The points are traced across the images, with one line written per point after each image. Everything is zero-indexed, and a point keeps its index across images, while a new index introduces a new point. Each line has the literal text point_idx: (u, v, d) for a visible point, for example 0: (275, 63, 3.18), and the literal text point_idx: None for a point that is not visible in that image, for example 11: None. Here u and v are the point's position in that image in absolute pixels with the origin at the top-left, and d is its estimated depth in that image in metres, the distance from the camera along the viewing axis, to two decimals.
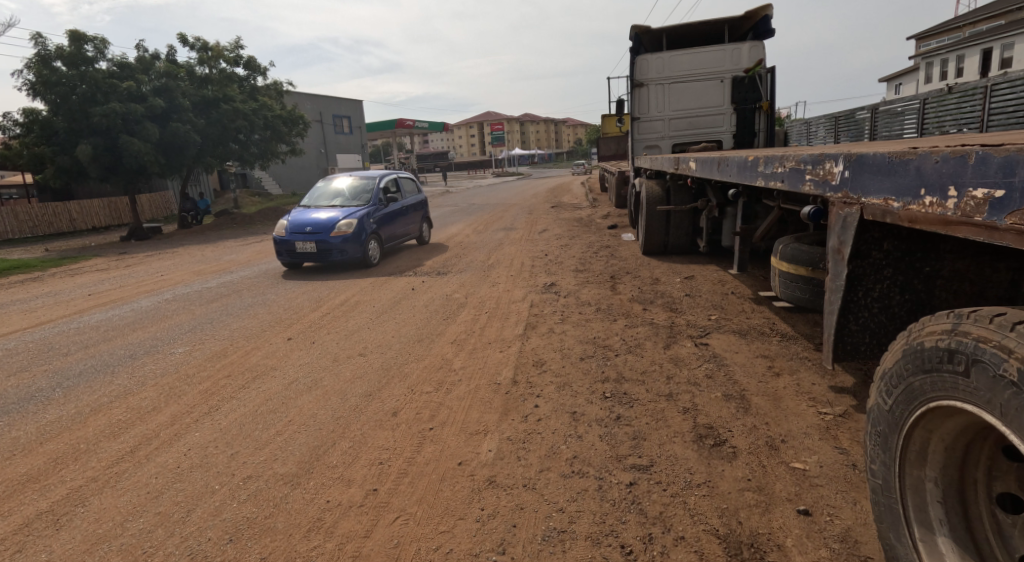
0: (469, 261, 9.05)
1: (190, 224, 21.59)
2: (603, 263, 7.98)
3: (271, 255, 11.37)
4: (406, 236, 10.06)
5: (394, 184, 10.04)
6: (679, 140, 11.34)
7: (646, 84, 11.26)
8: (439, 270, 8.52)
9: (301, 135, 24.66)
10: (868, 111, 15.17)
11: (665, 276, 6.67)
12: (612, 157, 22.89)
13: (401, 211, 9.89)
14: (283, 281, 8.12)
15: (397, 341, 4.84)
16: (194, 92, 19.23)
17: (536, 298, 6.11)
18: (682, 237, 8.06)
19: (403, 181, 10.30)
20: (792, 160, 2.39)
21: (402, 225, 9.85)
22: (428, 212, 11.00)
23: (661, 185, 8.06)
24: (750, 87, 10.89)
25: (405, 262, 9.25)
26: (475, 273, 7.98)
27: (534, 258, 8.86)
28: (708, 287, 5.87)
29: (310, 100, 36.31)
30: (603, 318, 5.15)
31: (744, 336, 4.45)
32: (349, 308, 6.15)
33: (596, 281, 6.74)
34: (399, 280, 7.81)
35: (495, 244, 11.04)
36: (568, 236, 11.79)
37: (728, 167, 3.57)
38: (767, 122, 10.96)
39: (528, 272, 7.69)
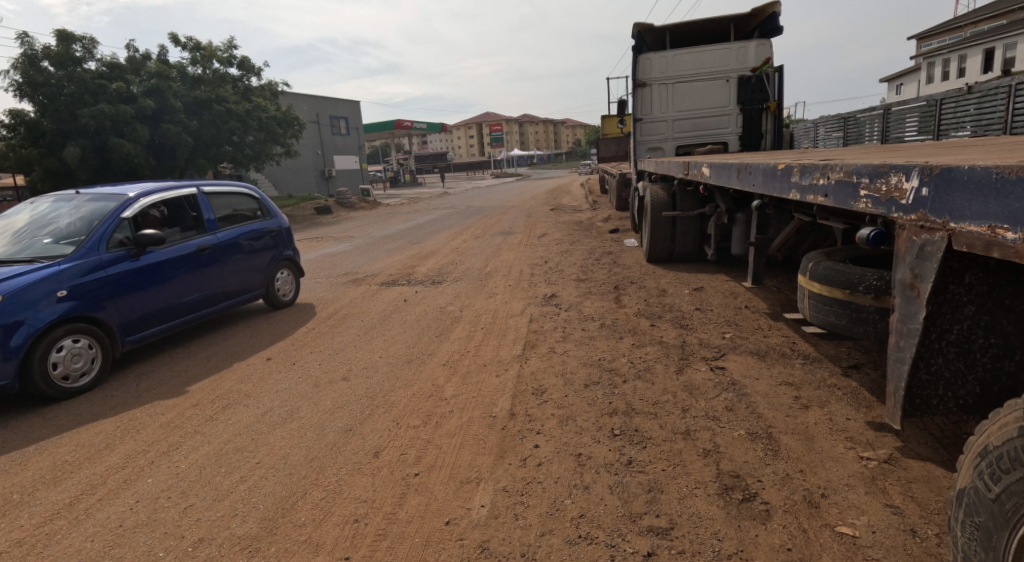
0: (466, 269, 8.68)
1: None
2: (606, 272, 7.61)
3: None
4: (223, 304, 5.35)
5: (200, 203, 5.35)
6: (683, 141, 10.98)
7: (649, 84, 10.91)
8: (433, 279, 8.16)
9: (296, 137, 24.30)
10: (880, 110, 14.68)
11: (672, 287, 6.30)
12: (612, 158, 22.54)
13: (202, 256, 5.11)
14: None
15: (386, 362, 4.46)
16: (186, 93, 18.86)
17: (536, 311, 5.74)
18: (688, 244, 7.68)
19: (212, 200, 5.50)
20: (841, 173, 2.04)
21: (192, 283, 5.00)
22: (291, 251, 6.27)
23: (666, 189, 7.71)
24: (757, 86, 10.54)
25: (399, 270, 8.88)
26: (471, 282, 7.60)
27: (533, 265, 8.50)
28: (719, 300, 5.51)
29: (306, 101, 35.94)
30: (608, 336, 4.78)
31: (763, 358, 4.08)
32: (336, 322, 5.77)
33: (600, 293, 6.37)
34: (392, 290, 7.44)
35: (493, 250, 10.67)
36: (568, 241, 11.43)
37: (752, 176, 3.23)
38: (774, 123, 10.60)
39: (527, 281, 7.32)
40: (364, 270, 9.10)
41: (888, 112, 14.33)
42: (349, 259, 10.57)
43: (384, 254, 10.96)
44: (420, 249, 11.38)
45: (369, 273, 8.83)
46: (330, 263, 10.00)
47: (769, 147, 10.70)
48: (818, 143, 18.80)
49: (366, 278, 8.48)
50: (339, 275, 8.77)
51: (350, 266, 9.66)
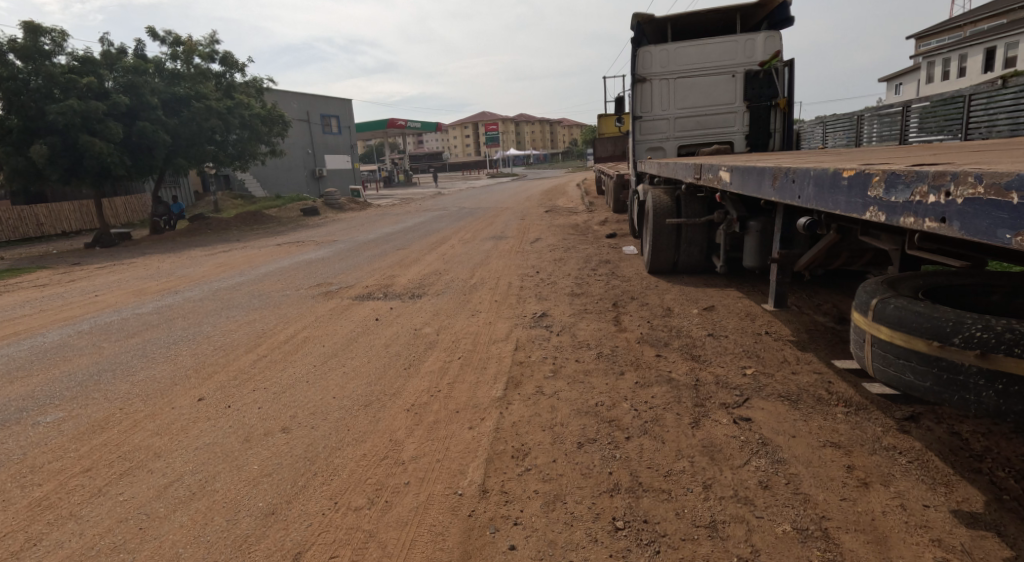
0: (449, 280, 7.94)
1: (162, 229, 20.39)
2: (604, 286, 6.87)
3: (232, 268, 10.22)
4: None
5: None
6: (685, 141, 10.26)
7: (650, 79, 10.18)
8: (413, 291, 7.44)
9: (282, 136, 23.50)
10: (900, 107, 13.71)
11: (679, 306, 5.58)
12: (609, 158, 21.83)
13: None
14: (232, 304, 6.99)
15: (339, 405, 3.71)
16: (164, 89, 18.10)
17: (523, 335, 5.01)
18: (695, 254, 6.94)
19: None
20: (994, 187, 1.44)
21: None
22: None
23: (671, 195, 7.00)
24: (765, 82, 9.83)
25: (377, 281, 8.14)
26: (454, 296, 6.86)
27: (524, 276, 7.77)
28: (735, 324, 4.78)
29: (296, 98, 35.11)
30: (607, 372, 4.04)
31: (795, 404, 3.34)
32: (294, 347, 5.02)
33: (596, 312, 5.64)
34: (364, 306, 6.70)
35: (482, 257, 9.96)
36: (562, 247, 10.73)
37: (795, 183, 2.54)
38: (783, 121, 9.88)
39: (517, 296, 6.58)
40: (339, 281, 8.37)
41: (908, 109, 13.36)
42: (325, 267, 9.83)
43: (365, 261, 10.23)
44: (404, 255, 10.66)
45: (344, 284, 8.10)
46: (304, 272, 9.25)
47: (778, 147, 9.99)
48: (824, 144, 18.11)
49: (340, 290, 7.75)
50: (310, 287, 8.02)
51: (326, 275, 8.91)
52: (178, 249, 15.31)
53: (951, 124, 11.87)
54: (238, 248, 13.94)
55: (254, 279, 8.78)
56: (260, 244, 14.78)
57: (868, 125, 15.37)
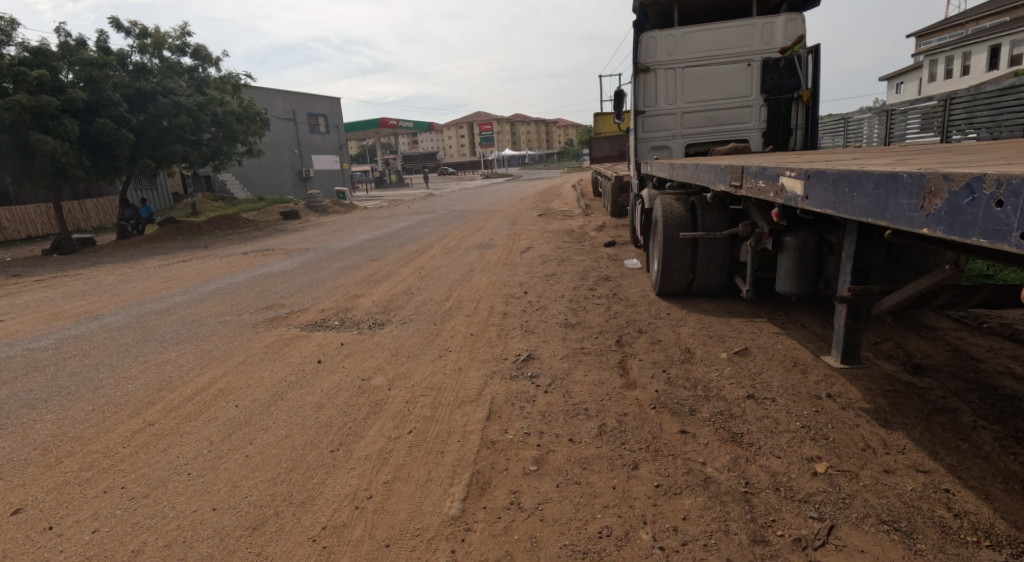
0: (420, 303, 6.75)
1: (129, 234, 19.12)
2: (605, 315, 5.69)
3: (180, 284, 8.99)
4: None
5: None
6: (694, 139, 9.08)
7: (654, 69, 9.04)
8: (376, 317, 6.25)
9: (260, 135, 22.26)
10: (940, 99, 12.58)
11: (701, 347, 4.38)
12: (606, 159, 20.65)
13: None
14: (152, 335, 5.78)
15: (211, 526, 2.47)
16: (127, 84, 17.06)
17: (500, 392, 3.82)
18: (713, 274, 5.77)
19: None
20: None
21: None
22: None
23: (683, 203, 5.92)
24: (786, 71, 8.63)
25: (338, 304, 6.95)
26: (422, 326, 5.68)
27: (508, 299, 6.57)
28: (783, 382, 3.58)
29: (281, 96, 33.83)
30: (613, 462, 2.85)
31: (911, 542, 2.14)
32: (196, 407, 3.79)
33: (595, 356, 4.45)
34: (310, 339, 5.50)
35: (464, 271, 8.76)
36: (556, 259, 9.54)
37: (1003, 208, 1.47)
38: (805, 116, 8.70)
39: (498, 328, 5.40)
40: (294, 302, 7.17)
41: (951, 101, 12.23)
42: (286, 283, 8.60)
43: (332, 275, 9.01)
44: (377, 269, 9.45)
45: (297, 308, 6.90)
46: (256, 290, 8.04)
47: (800, 145, 8.80)
48: (845, 141, 17.09)
49: (292, 315, 6.55)
50: (258, 310, 6.82)
51: (281, 294, 7.70)
52: (139, 257, 14.09)
53: (1005, 115, 10.71)
54: (200, 257, 12.73)
55: (197, 299, 7.57)
56: (226, 252, 13.56)
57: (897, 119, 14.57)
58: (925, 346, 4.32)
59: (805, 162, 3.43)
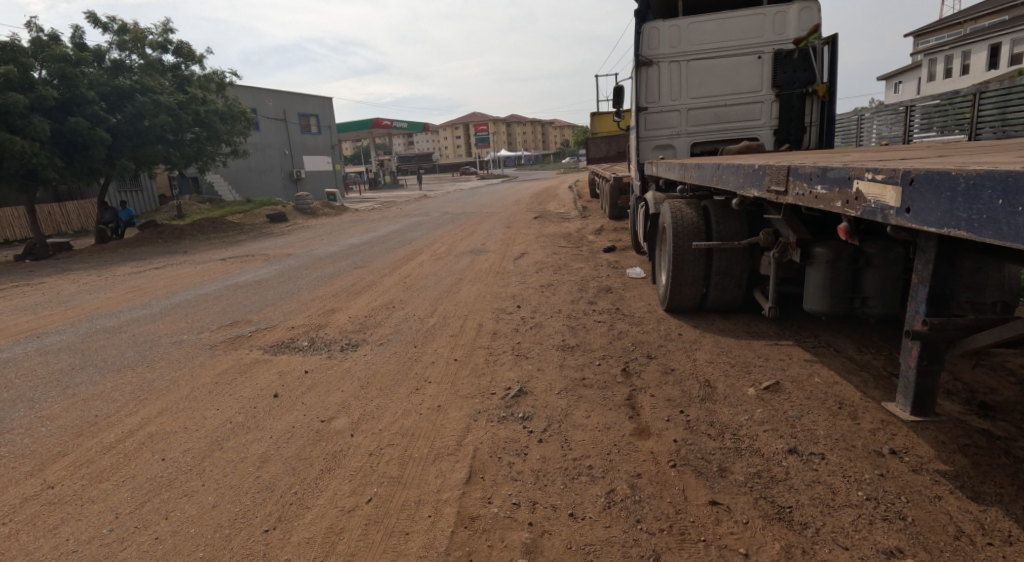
0: (401, 319, 6.06)
1: (108, 238, 18.38)
2: (607, 336, 5.02)
3: (144, 295, 8.30)
4: None
5: None
6: (700, 137, 8.44)
7: (657, 62, 8.42)
8: (350, 337, 5.59)
9: (245, 135, 21.56)
10: (970, 92, 12.03)
11: (723, 380, 3.73)
12: (603, 160, 19.99)
13: None
14: (94, 359, 5.08)
15: None
16: (103, 81, 16.36)
17: (484, 441, 3.16)
18: (730, 289, 5.11)
19: None
20: None
21: None
22: None
23: (694, 208, 5.30)
24: (799, 64, 7.99)
25: (310, 320, 6.26)
26: (400, 349, 5.00)
27: (499, 315, 5.90)
28: (830, 430, 2.90)
29: (271, 96, 33.08)
30: (628, 554, 2.18)
31: None
32: (113, 461, 3.11)
33: (598, 391, 3.79)
34: (271, 363, 4.82)
35: (452, 281, 8.10)
36: (552, 266, 8.88)
37: None
38: (820, 113, 8.07)
39: (486, 352, 4.73)
40: (263, 318, 6.48)
41: (982, 95, 11.67)
42: (258, 294, 7.91)
43: (309, 285, 8.34)
44: (359, 278, 8.75)
45: (265, 324, 6.22)
46: (224, 303, 7.37)
47: (814, 145, 8.16)
48: (858, 141, 16.48)
49: (258, 333, 5.86)
50: (221, 327, 6.15)
51: (250, 308, 7.01)
52: (111, 263, 13.35)
53: None
54: (176, 264, 12.06)
55: (157, 314, 6.89)
56: (203, 258, 12.84)
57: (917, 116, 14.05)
58: (986, 377, 3.66)
59: (857, 160, 2.82)
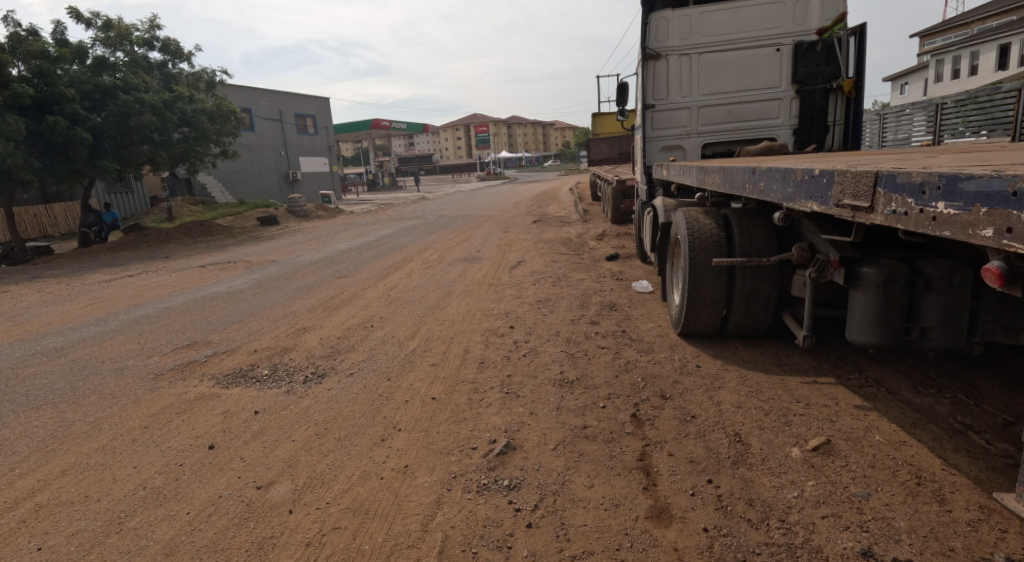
0: (378, 342, 5.35)
1: (91, 242, 17.74)
2: (613, 368, 4.31)
3: (105, 308, 7.61)
4: None
5: None
6: (712, 137, 7.73)
7: (665, 55, 7.72)
8: (317, 363, 4.91)
9: (235, 135, 20.92)
10: (1012, 87, 11.46)
11: (758, 435, 3.02)
12: (605, 161, 19.30)
13: None
14: (15, 391, 4.39)
15: None
16: (84, 79, 15.70)
17: (457, 524, 2.47)
18: (756, 313, 4.40)
19: None
20: None
21: None
22: None
23: (714, 217, 4.61)
24: (822, 57, 7.29)
25: (276, 342, 5.56)
26: (370, 382, 4.30)
27: (489, 338, 5.20)
28: (912, 521, 2.21)
29: (267, 96, 32.42)
30: None
31: None
32: None
33: (603, 448, 3.09)
34: (217, 398, 4.11)
35: (441, 294, 7.41)
36: (550, 277, 8.18)
37: None
38: (845, 110, 7.36)
39: (470, 388, 4.03)
40: (226, 337, 5.78)
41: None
42: (228, 308, 7.20)
43: (285, 298, 7.66)
44: (340, 290, 8.05)
45: (225, 346, 5.53)
46: (187, 319, 6.68)
47: (837, 145, 7.44)
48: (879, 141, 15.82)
49: (215, 357, 5.17)
50: (175, 349, 5.46)
51: (215, 325, 6.31)
52: (86, 269, 12.69)
53: None
54: (152, 271, 11.40)
55: (109, 332, 6.19)
56: (181, 264, 12.17)
57: (947, 114, 13.43)
58: None
59: (951, 163, 2.13)
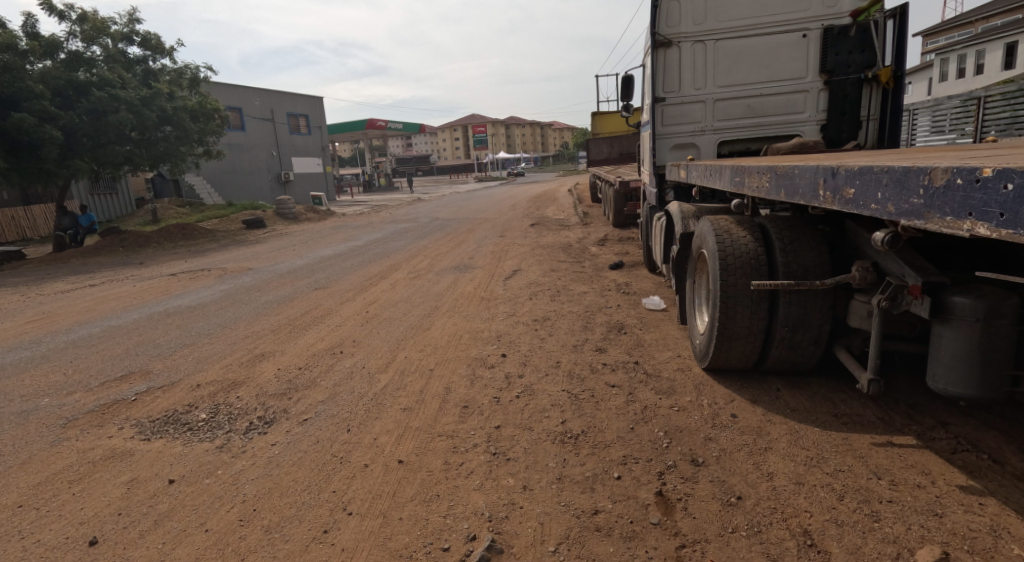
0: (344, 375, 4.52)
1: (66, 246, 16.89)
2: (627, 417, 3.47)
3: (47, 325, 6.76)
4: None
5: None
6: (729, 135, 6.91)
7: (677, 43, 6.89)
8: (266, 404, 4.07)
9: (219, 134, 20.06)
10: None
11: (835, 537, 2.20)
12: (605, 162, 18.47)
13: None
14: None
15: None
16: (57, 74, 14.85)
17: None
18: (804, 347, 3.56)
19: None
20: None
21: None
22: None
23: (749, 228, 3.80)
24: (856, 43, 6.45)
25: (225, 373, 4.70)
26: (324, 436, 3.45)
27: (475, 371, 4.37)
28: None
29: (258, 94, 31.49)
30: None
31: None
32: None
33: (620, 550, 2.28)
34: (126, 458, 3.25)
35: (426, 310, 6.57)
36: (549, 289, 7.33)
37: None
38: (881, 102, 6.51)
39: (447, 448, 3.18)
40: (168, 367, 4.91)
41: None
42: (182, 327, 6.34)
43: (251, 314, 6.81)
44: (314, 304, 7.21)
45: (163, 378, 4.68)
46: (132, 341, 5.82)
47: (872, 142, 6.60)
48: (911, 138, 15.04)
49: (148, 394, 4.30)
50: (104, 383, 4.59)
51: (160, 350, 5.45)
52: (51, 277, 11.85)
53: None
54: (118, 280, 10.52)
55: (35, 359, 5.33)
56: (152, 272, 11.32)
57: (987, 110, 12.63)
58: None
59: None
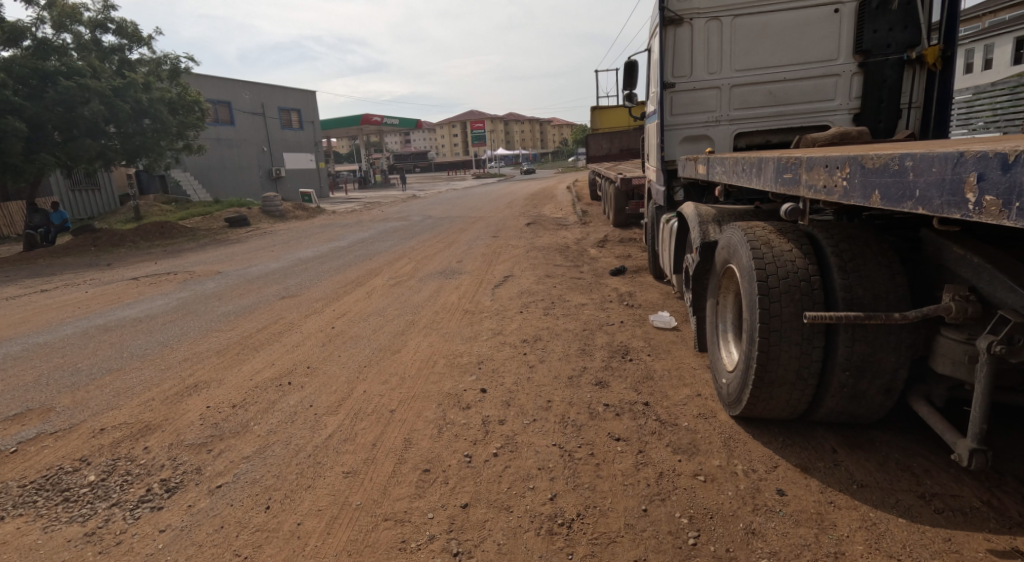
0: (285, 416, 3.66)
1: (37, 245, 16.02)
2: (637, 490, 2.61)
3: None
4: None
5: None
6: (747, 125, 6.05)
7: (689, 20, 6.03)
8: (179, 459, 3.20)
9: (201, 128, 19.16)
10: None
11: None
12: (605, 158, 17.56)
13: None
14: None
15: None
16: (23, 62, 13.96)
17: None
18: (871, 396, 2.71)
19: None
20: None
21: None
22: None
23: (794, 237, 2.94)
24: (898, 18, 5.56)
25: (141, 412, 3.83)
26: (231, 517, 2.58)
27: (445, 414, 3.50)
28: None
29: (247, 88, 30.51)
30: None
31: None
32: None
33: None
34: None
35: (400, 325, 5.70)
36: (543, 299, 6.48)
37: None
38: (924, 88, 5.62)
39: (393, 543, 2.34)
40: (76, 403, 4.04)
41: None
42: (116, 346, 5.46)
43: (200, 329, 5.93)
44: (277, 317, 6.33)
45: (61, 418, 3.80)
46: (48, 365, 4.92)
47: (914, 133, 5.70)
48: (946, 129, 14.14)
49: (35, 444, 3.43)
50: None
51: (77, 377, 4.57)
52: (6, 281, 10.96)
53: None
54: (76, 285, 9.61)
55: None
56: (116, 276, 10.43)
57: None
58: None
59: None
